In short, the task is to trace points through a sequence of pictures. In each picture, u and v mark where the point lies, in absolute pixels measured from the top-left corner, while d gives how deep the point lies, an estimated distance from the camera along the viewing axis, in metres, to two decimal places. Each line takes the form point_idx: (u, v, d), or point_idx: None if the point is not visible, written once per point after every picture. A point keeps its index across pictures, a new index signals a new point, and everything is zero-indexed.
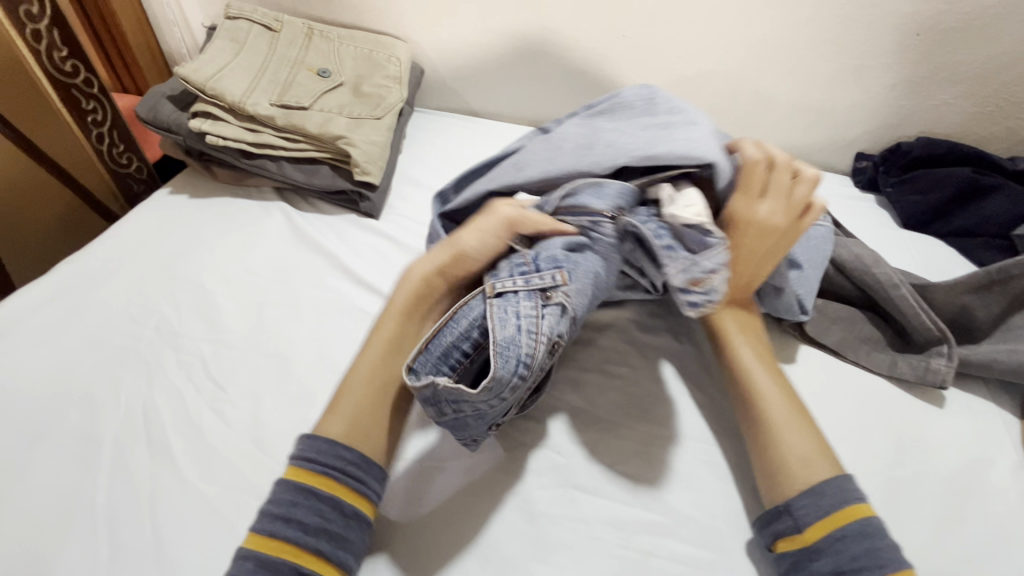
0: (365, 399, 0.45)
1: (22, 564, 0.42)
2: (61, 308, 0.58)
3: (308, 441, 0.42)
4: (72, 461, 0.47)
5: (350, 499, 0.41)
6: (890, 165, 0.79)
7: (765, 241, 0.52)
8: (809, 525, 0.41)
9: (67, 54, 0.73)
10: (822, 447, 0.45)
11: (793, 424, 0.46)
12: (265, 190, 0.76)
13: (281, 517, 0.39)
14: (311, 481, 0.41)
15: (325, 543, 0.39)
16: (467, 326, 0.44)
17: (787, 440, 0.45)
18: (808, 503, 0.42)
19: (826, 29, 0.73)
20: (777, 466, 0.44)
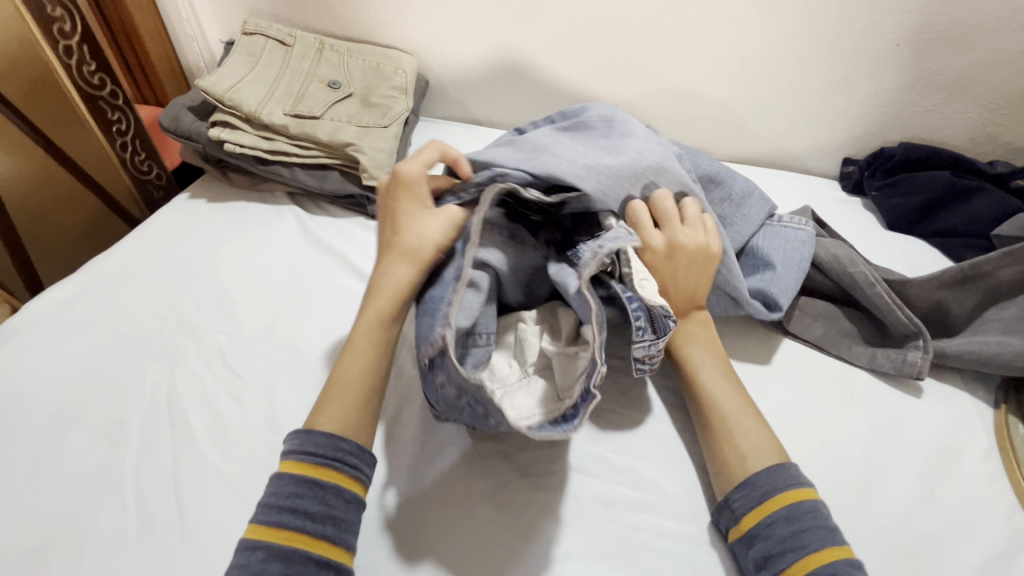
0: (351, 405, 0.46)
1: (57, 534, 0.45)
2: (89, 303, 0.63)
3: (304, 436, 0.44)
4: (102, 442, 0.51)
5: (349, 486, 0.44)
6: (875, 169, 0.82)
7: (706, 261, 0.54)
8: (744, 514, 0.44)
9: (95, 68, 0.78)
10: (772, 444, 0.48)
11: (747, 423, 0.49)
12: (279, 194, 0.80)
13: (287, 508, 0.41)
14: (310, 472, 0.43)
15: (329, 528, 0.41)
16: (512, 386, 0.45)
17: (731, 434, 0.48)
18: (742, 495, 0.45)
19: (811, 40, 0.76)
20: (727, 460, 0.47)
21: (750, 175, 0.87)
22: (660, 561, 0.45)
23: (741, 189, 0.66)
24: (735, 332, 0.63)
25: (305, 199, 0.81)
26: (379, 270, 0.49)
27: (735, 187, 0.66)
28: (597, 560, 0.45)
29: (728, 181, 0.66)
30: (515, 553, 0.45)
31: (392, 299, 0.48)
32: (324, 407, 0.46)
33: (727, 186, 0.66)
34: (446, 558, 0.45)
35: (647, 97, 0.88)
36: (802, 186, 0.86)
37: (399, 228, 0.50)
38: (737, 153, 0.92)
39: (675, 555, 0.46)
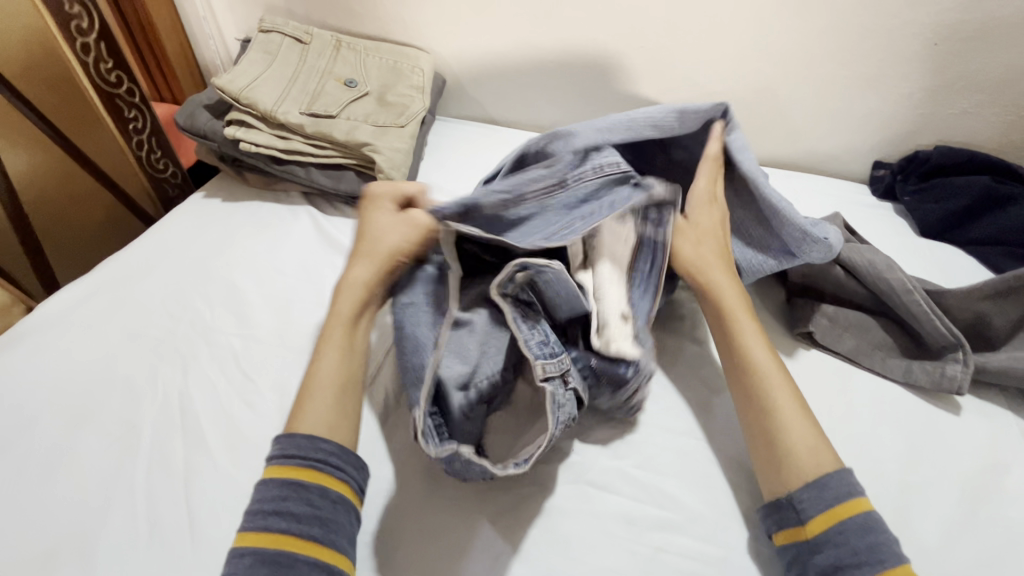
0: (336, 402, 0.47)
1: (67, 541, 0.45)
2: (104, 303, 0.62)
3: (286, 440, 0.44)
4: (113, 446, 0.50)
5: (336, 487, 0.43)
6: (908, 174, 0.79)
7: (717, 220, 0.59)
8: (812, 518, 0.42)
9: (112, 65, 0.78)
10: (820, 437, 0.46)
11: (794, 411, 0.47)
12: (294, 194, 0.79)
13: (272, 512, 0.40)
14: (294, 474, 0.42)
15: (317, 529, 0.40)
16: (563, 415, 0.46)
17: (788, 424, 0.46)
18: (811, 496, 0.42)
19: (842, 39, 0.74)
20: (787, 452, 0.45)
21: (775, 178, 0.84)
22: None
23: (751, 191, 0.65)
24: (763, 345, 0.61)
25: (320, 199, 0.79)
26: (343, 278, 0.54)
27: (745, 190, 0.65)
28: None
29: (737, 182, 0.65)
30: (534, 572, 0.43)
31: (359, 296, 0.53)
32: (310, 412, 0.46)
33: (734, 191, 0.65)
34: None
35: (669, 97, 0.86)
36: (830, 190, 0.83)
37: (364, 240, 0.56)
38: (762, 155, 0.89)
39: None
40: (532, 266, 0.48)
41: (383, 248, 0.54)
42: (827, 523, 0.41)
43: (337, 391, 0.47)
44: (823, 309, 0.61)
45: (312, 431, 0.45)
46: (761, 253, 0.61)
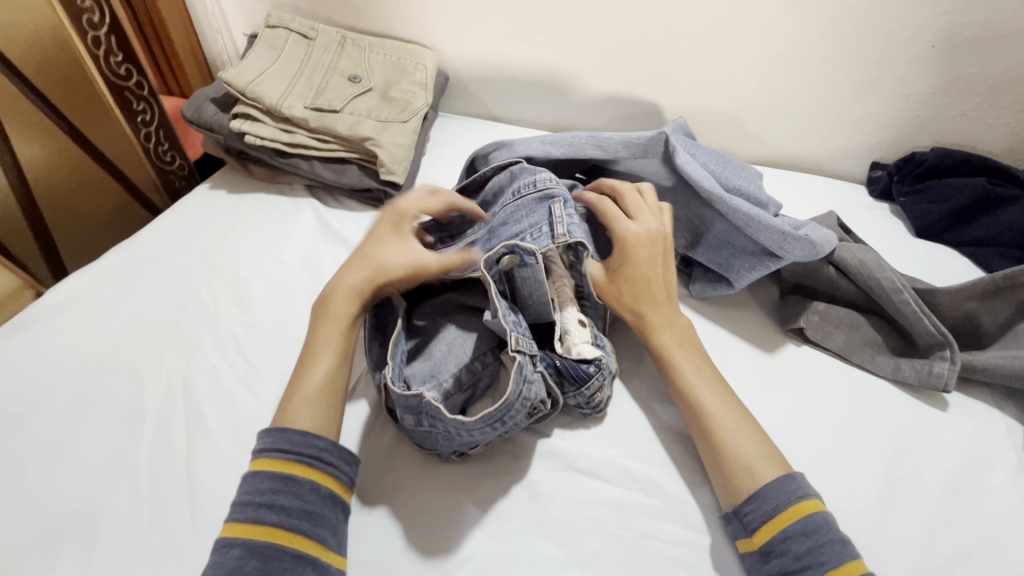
0: (318, 404, 0.48)
1: (73, 517, 0.46)
2: (110, 290, 0.64)
3: (277, 434, 0.46)
4: (118, 428, 0.52)
5: (325, 482, 0.44)
6: (905, 175, 0.80)
7: (655, 252, 0.58)
8: (757, 529, 0.43)
9: (122, 59, 0.79)
10: (765, 449, 0.47)
11: (738, 430, 0.48)
12: (297, 187, 0.80)
13: (262, 504, 0.42)
14: (286, 469, 0.44)
15: (304, 523, 0.42)
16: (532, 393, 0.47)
17: (733, 446, 0.47)
18: (754, 508, 0.44)
19: (841, 40, 0.74)
20: (732, 472, 0.46)
21: (772, 178, 0.85)
22: (671, 570, 0.44)
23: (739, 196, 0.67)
24: (754, 341, 0.62)
25: (323, 192, 0.81)
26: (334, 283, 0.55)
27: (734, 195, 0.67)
28: (606, 566, 0.44)
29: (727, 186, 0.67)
30: (523, 554, 0.45)
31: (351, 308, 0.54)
32: (295, 408, 0.48)
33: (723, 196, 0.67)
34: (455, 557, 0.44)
35: (669, 96, 0.87)
36: (827, 190, 0.84)
37: (376, 258, 0.56)
38: (760, 155, 0.90)
39: (686, 564, 0.45)
40: (520, 249, 0.51)
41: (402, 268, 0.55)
42: (779, 527, 0.43)
43: (319, 393, 0.49)
44: (813, 307, 0.62)
45: (299, 428, 0.46)
46: (747, 256, 0.62)
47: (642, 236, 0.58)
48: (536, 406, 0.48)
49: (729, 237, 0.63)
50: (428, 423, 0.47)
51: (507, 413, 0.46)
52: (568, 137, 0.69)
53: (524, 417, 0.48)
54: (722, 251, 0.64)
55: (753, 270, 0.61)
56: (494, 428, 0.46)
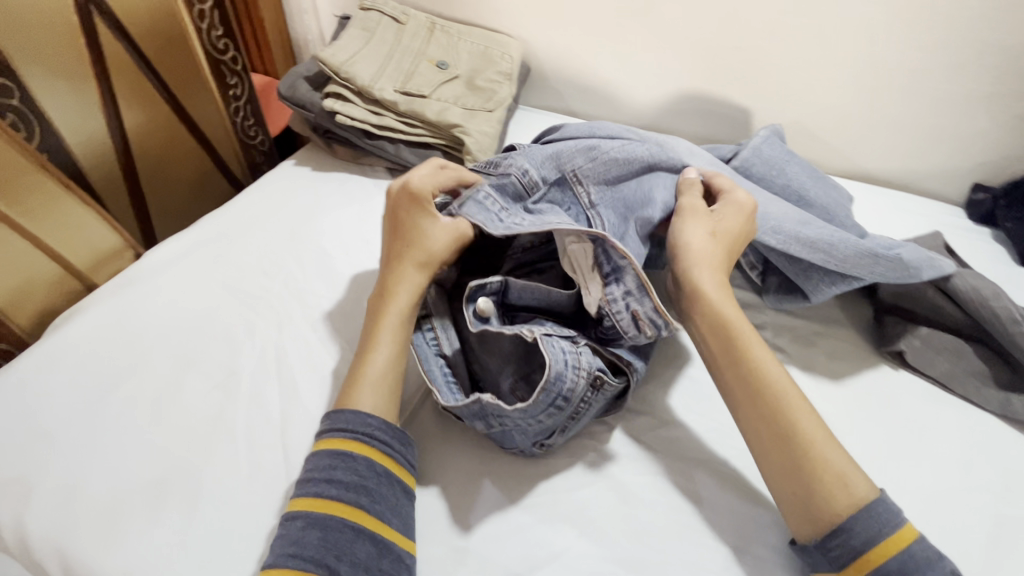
0: (382, 392, 0.49)
1: (174, 472, 0.47)
2: (205, 256, 0.65)
3: (335, 415, 0.47)
4: (215, 389, 0.53)
5: (380, 459, 0.45)
6: (1013, 200, 0.76)
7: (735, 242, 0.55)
8: (843, 564, 0.39)
9: (221, 33, 0.83)
10: (835, 438, 0.43)
11: (821, 433, 0.43)
12: (379, 170, 0.81)
13: (323, 479, 0.43)
14: (343, 446, 0.45)
15: (362, 498, 0.43)
16: (585, 366, 0.48)
17: (823, 457, 0.42)
18: (839, 542, 0.40)
19: (958, 52, 0.70)
20: (820, 488, 0.41)
21: (863, 193, 0.82)
22: None
23: (820, 213, 0.64)
24: (849, 361, 0.60)
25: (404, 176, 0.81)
26: (393, 277, 0.54)
27: (813, 211, 0.65)
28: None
29: (811, 202, 0.65)
30: (614, 554, 0.44)
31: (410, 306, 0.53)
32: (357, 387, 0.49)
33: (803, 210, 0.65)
34: (545, 551, 0.44)
35: (758, 102, 0.84)
36: (922, 210, 0.80)
37: (416, 241, 0.55)
38: (849, 168, 0.87)
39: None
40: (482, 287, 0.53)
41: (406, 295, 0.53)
42: (880, 558, 0.39)
43: (390, 380, 0.50)
44: (915, 331, 0.59)
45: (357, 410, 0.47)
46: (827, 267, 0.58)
47: (738, 221, 0.55)
48: (596, 374, 0.48)
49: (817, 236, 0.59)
50: (496, 424, 0.48)
51: (559, 392, 0.46)
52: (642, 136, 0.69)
53: (588, 390, 0.48)
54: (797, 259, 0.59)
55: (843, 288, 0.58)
56: (560, 408, 0.47)
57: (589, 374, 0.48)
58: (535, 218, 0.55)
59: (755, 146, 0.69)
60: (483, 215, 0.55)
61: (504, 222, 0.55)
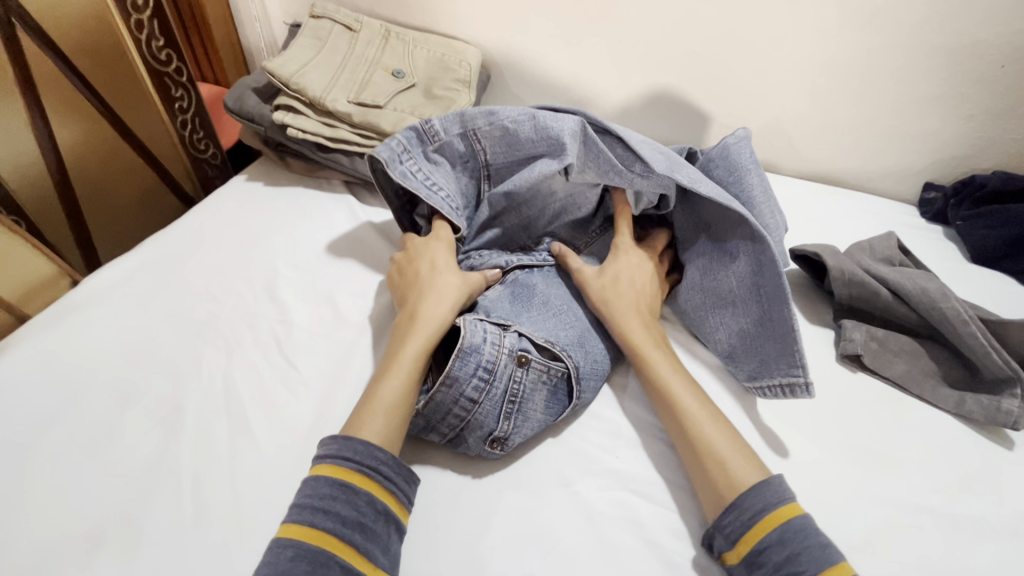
0: (391, 419, 0.47)
1: (114, 519, 0.45)
2: (149, 281, 0.62)
3: (342, 440, 0.45)
4: (158, 426, 0.50)
5: (381, 496, 0.43)
6: (962, 199, 0.78)
7: (643, 270, 0.61)
8: (738, 539, 0.43)
9: (164, 44, 0.78)
10: (731, 431, 0.49)
11: (710, 423, 0.49)
12: (336, 183, 0.79)
13: (321, 510, 0.41)
14: (347, 477, 0.43)
15: (357, 535, 0.41)
16: (506, 344, 0.51)
17: (709, 441, 0.48)
18: (732, 519, 0.44)
19: (905, 57, 0.72)
20: (713, 476, 0.46)
21: (819, 195, 0.83)
22: None
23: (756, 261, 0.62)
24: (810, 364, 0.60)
25: (362, 189, 0.79)
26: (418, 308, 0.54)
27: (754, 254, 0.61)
28: None
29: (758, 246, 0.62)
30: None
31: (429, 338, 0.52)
32: (366, 420, 0.46)
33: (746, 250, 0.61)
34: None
35: (718, 106, 0.84)
36: (876, 209, 0.82)
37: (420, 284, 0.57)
38: (806, 169, 0.88)
39: None
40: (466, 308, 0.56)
41: (426, 327, 0.52)
42: (763, 531, 0.43)
43: (393, 410, 0.47)
44: (871, 333, 0.60)
45: (362, 438, 0.45)
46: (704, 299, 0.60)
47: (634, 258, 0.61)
48: (519, 353, 0.51)
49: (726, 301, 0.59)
50: (444, 424, 0.50)
51: (465, 389, 0.49)
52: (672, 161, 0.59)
53: (514, 367, 0.51)
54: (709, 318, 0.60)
55: (775, 337, 0.55)
56: (486, 379, 0.50)
57: (512, 354, 0.51)
58: (425, 169, 0.61)
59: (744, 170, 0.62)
60: (410, 183, 0.60)
61: (404, 167, 0.60)
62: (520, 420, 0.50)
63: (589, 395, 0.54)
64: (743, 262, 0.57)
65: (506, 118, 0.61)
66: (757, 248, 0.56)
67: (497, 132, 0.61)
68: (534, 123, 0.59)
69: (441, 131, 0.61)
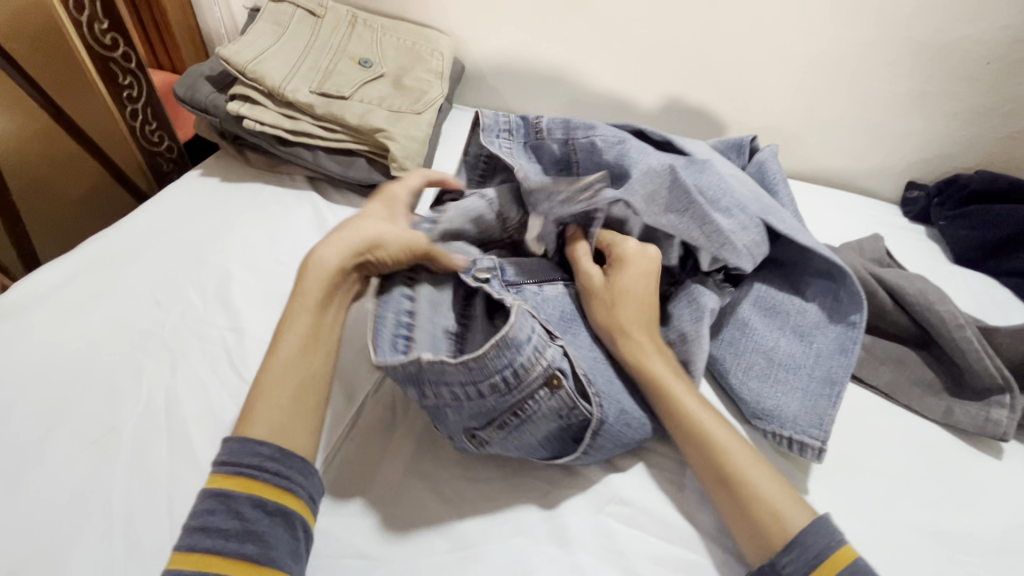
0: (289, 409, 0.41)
1: (29, 558, 0.40)
2: (86, 286, 0.57)
3: (218, 445, 0.40)
4: (88, 450, 0.45)
5: (284, 502, 0.38)
6: (945, 199, 0.76)
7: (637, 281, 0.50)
8: None
9: (108, 26, 0.71)
10: (773, 471, 0.43)
11: (755, 467, 0.43)
12: (298, 179, 0.74)
13: (198, 528, 0.36)
14: (222, 484, 0.38)
15: (251, 546, 0.36)
16: (548, 357, 0.44)
17: (758, 488, 0.42)
18: (789, 560, 0.38)
19: (887, 52, 0.70)
20: (754, 521, 0.41)
21: (803, 193, 0.81)
22: None
23: (822, 299, 0.53)
24: None
25: (326, 186, 0.74)
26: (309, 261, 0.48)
27: (817, 292, 0.53)
28: None
29: (807, 285, 0.54)
30: None
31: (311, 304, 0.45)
32: (263, 409, 0.41)
33: (805, 285, 0.54)
34: None
35: (700, 102, 0.82)
36: (860, 209, 0.80)
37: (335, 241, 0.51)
38: (789, 167, 0.85)
39: None
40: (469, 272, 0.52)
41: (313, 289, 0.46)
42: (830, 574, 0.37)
43: (291, 396, 0.42)
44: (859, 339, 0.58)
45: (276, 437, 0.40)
46: (748, 336, 0.53)
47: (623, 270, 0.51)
48: (554, 372, 0.43)
49: (770, 350, 0.51)
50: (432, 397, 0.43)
51: (485, 382, 0.42)
52: (739, 208, 0.52)
53: (542, 387, 0.43)
54: (747, 360, 0.52)
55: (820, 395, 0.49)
56: (509, 387, 0.43)
57: (546, 371, 0.43)
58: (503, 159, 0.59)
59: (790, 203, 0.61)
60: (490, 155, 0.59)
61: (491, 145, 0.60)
62: (513, 436, 0.44)
63: (599, 454, 0.46)
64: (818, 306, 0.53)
65: (609, 132, 0.56)
66: (836, 296, 0.52)
67: (590, 147, 0.56)
68: (627, 146, 0.55)
69: (546, 129, 0.59)
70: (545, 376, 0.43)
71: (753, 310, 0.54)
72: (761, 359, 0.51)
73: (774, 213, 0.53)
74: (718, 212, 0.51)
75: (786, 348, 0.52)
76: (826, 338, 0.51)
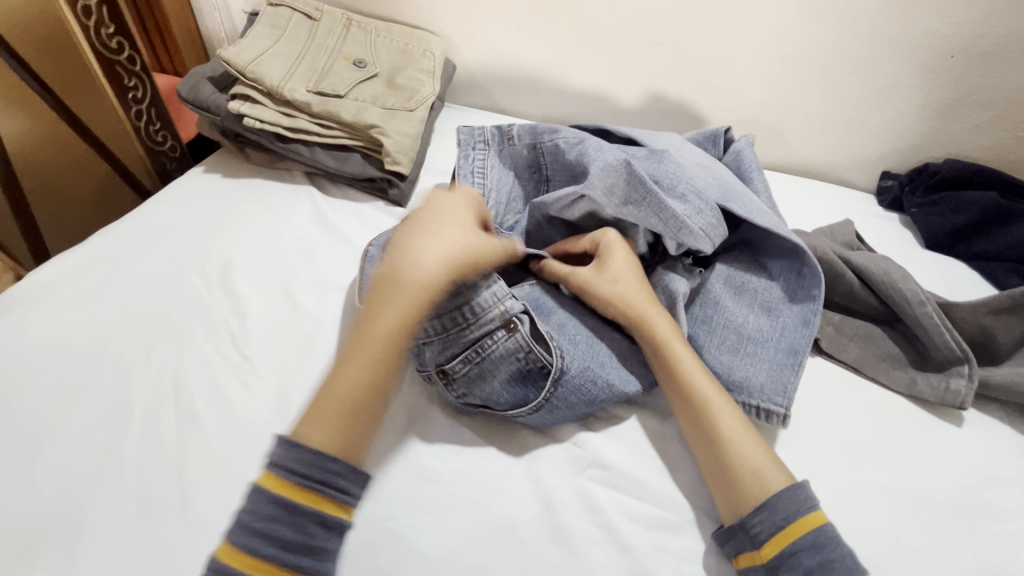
0: (342, 417, 0.42)
1: (50, 518, 0.43)
2: (97, 274, 0.60)
3: (288, 449, 0.40)
4: (102, 422, 0.48)
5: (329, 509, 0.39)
6: (916, 186, 0.79)
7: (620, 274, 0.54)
8: (764, 542, 0.41)
9: (114, 31, 0.75)
10: (754, 434, 0.47)
11: (742, 434, 0.47)
12: (297, 174, 0.77)
13: (261, 533, 0.38)
14: (288, 493, 0.39)
15: (307, 560, 0.38)
16: (506, 305, 0.50)
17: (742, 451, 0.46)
18: (762, 519, 0.42)
19: (857, 47, 0.73)
20: (738, 483, 0.44)
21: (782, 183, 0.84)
22: None
23: (784, 276, 0.57)
24: None
25: (324, 180, 0.78)
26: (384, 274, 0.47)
27: (780, 270, 0.57)
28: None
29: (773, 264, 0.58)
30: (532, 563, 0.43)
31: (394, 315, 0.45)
32: (317, 419, 0.42)
33: (768, 265, 0.58)
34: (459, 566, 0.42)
35: (682, 97, 0.85)
36: (836, 198, 0.83)
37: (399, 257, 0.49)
38: (769, 159, 0.89)
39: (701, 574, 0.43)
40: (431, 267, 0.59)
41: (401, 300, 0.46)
42: (797, 533, 0.41)
43: (344, 408, 0.43)
44: (828, 318, 0.61)
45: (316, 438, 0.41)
46: (721, 312, 0.56)
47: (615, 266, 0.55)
48: (510, 317, 0.49)
49: (743, 326, 0.55)
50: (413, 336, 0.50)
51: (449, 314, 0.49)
52: (696, 194, 0.56)
53: (499, 330, 0.49)
54: (718, 335, 0.55)
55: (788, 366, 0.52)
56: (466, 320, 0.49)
57: (502, 315, 0.49)
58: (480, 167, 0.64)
59: (762, 189, 0.64)
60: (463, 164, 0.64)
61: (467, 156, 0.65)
62: (475, 382, 0.49)
63: (562, 406, 0.49)
64: (782, 283, 0.57)
65: (572, 133, 0.61)
66: (799, 273, 0.56)
67: (558, 146, 0.61)
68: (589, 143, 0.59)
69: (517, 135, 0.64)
70: (499, 319, 0.49)
71: (723, 288, 0.57)
72: (732, 335, 0.55)
73: (734, 199, 0.57)
74: (675, 199, 0.55)
75: (755, 323, 0.55)
76: (791, 314, 0.55)
